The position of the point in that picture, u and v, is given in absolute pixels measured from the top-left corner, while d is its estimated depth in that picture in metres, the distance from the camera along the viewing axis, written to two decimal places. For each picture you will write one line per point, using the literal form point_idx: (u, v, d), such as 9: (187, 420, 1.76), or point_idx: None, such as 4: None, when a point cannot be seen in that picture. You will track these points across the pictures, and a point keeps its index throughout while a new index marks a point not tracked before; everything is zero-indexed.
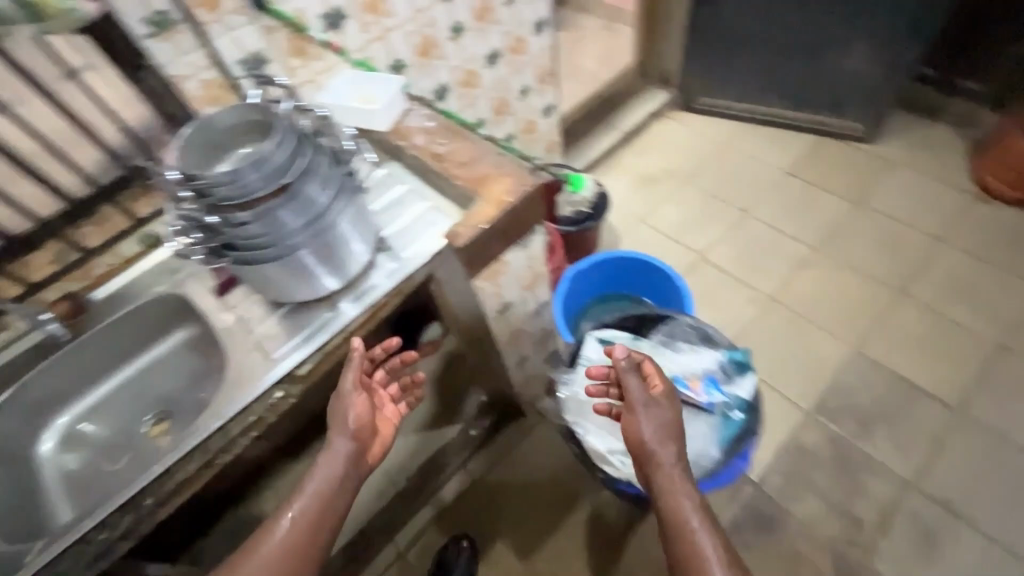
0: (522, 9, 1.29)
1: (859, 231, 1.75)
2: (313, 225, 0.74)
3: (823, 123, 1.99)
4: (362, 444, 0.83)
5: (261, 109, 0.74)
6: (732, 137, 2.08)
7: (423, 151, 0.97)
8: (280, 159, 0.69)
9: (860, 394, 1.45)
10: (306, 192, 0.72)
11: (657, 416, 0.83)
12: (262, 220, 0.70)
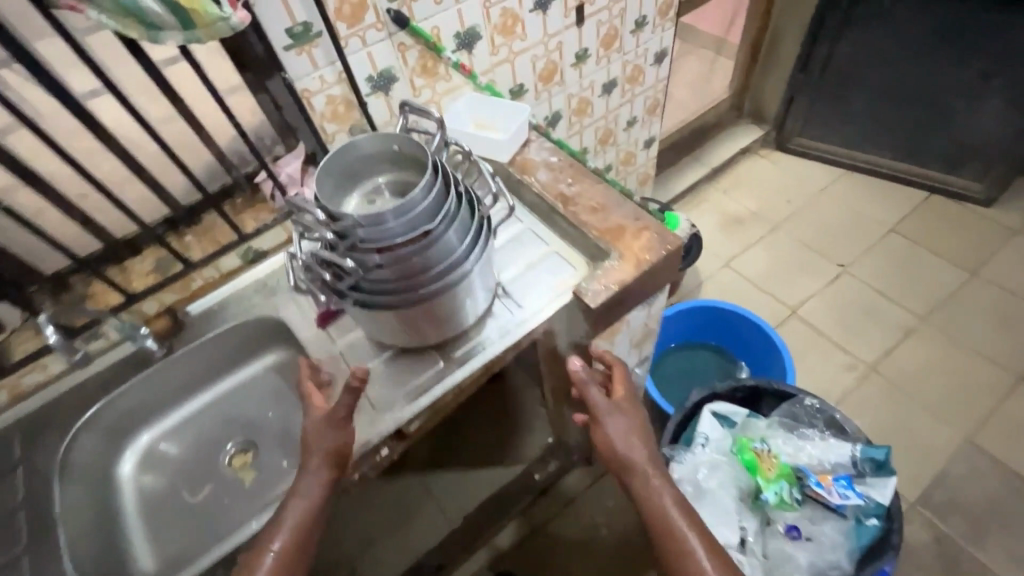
0: (647, 37, 1.21)
1: (974, 303, 1.59)
2: (446, 275, 0.67)
3: (936, 180, 1.84)
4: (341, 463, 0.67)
5: (405, 141, 0.68)
6: (829, 184, 1.94)
7: (548, 190, 0.89)
8: (429, 203, 0.62)
9: (972, 491, 1.30)
10: (447, 240, 0.65)
11: (625, 418, 0.74)
12: (395, 267, 0.63)
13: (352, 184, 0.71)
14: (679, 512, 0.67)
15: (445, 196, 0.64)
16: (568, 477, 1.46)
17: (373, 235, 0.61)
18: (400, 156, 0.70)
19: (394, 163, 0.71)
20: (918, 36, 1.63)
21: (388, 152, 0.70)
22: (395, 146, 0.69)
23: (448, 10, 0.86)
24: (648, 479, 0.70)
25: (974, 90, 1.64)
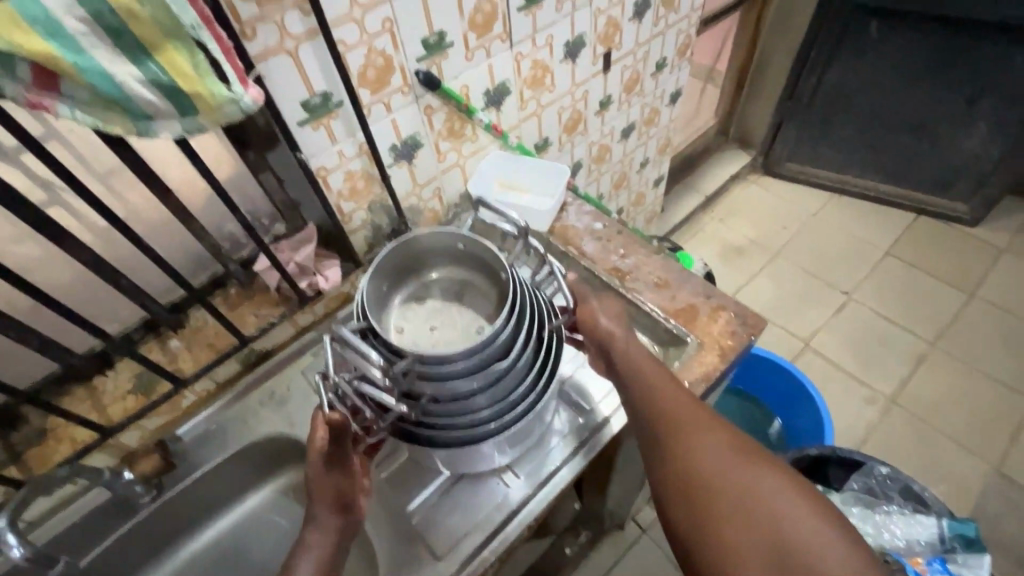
0: (664, 79, 1.14)
1: (978, 326, 1.60)
2: (510, 413, 0.56)
3: (922, 201, 1.87)
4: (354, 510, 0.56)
5: (475, 242, 0.58)
6: (821, 208, 1.94)
7: (600, 263, 0.79)
8: (504, 334, 0.52)
9: (1012, 524, 1.29)
10: (517, 374, 0.55)
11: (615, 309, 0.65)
12: (456, 407, 0.53)
13: (402, 277, 0.62)
14: (657, 369, 0.58)
15: (522, 321, 0.55)
16: (601, 547, 1.35)
17: (436, 373, 0.50)
18: (463, 254, 0.60)
19: (454, 260, 0.62)
20: (912, 61, 1.59)
21: (451, 247, 0.61)
22: (460, 244, 0.59)
23: (479, 67, 0.74)
24: (631, 347, 0.60)
25: (964, 114, 1.64)
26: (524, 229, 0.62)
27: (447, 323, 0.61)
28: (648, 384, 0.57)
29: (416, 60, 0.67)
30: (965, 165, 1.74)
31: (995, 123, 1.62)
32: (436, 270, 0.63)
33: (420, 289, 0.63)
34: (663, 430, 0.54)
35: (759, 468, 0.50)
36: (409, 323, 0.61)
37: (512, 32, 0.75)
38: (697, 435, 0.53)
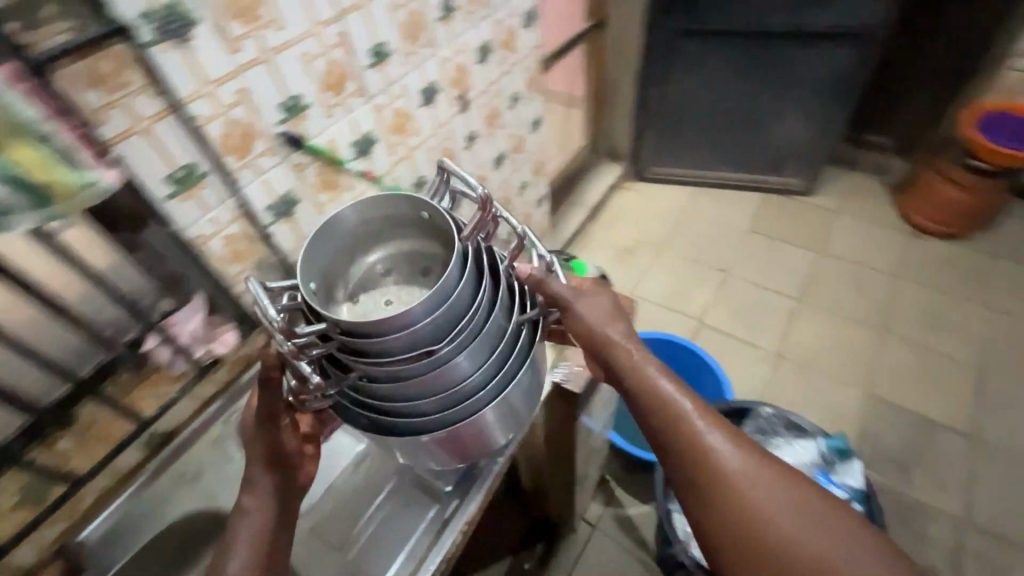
0: (521, 110, 1.27)
1: (830, 277, 1.87)
2: (455, 399, 0.58)
3: (767, 182, 2.16)
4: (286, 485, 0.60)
5: (434, 212, 0.58)
6: (689, 202, 2.19)
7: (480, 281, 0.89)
8: (439, 312, 0.51)
9: (889, 437, 1.50)
10: (458, 359, 0.55)
11: (606, 300, 0.62)
12: (431, 375, 0.54)
13: (368, 249, 0.64)
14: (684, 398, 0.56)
15: (471, 299, 0.54)
16: (561, 554, 1.36)
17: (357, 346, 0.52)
18: (430, 222, 0.61)
19: (423, 230, 0.63)
20: (727, 69, 1.88)
21: (415, 218, 0.62)
22: (424, 212, 0.60)
23: (340, 122, 0.81)
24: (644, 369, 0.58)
25: (777, 105, 1.94)
26: (485, 198, 0.55)
27: (403, 297, 0.61)
28: (689, 428, 0.54)
29: (276, 124, 0.72)
30: (789, 148, 2.05)
31: (802, 110, 1.93)
32: (405, 244, 0.64)
33: (387, 261, 0.64)
34: (710, 480, 0.52)
35: (819, 520, 0.50)
36: (367, 292, 0.62)
37: (367, 87, 0.82)
38: (746, 484, 0.52)
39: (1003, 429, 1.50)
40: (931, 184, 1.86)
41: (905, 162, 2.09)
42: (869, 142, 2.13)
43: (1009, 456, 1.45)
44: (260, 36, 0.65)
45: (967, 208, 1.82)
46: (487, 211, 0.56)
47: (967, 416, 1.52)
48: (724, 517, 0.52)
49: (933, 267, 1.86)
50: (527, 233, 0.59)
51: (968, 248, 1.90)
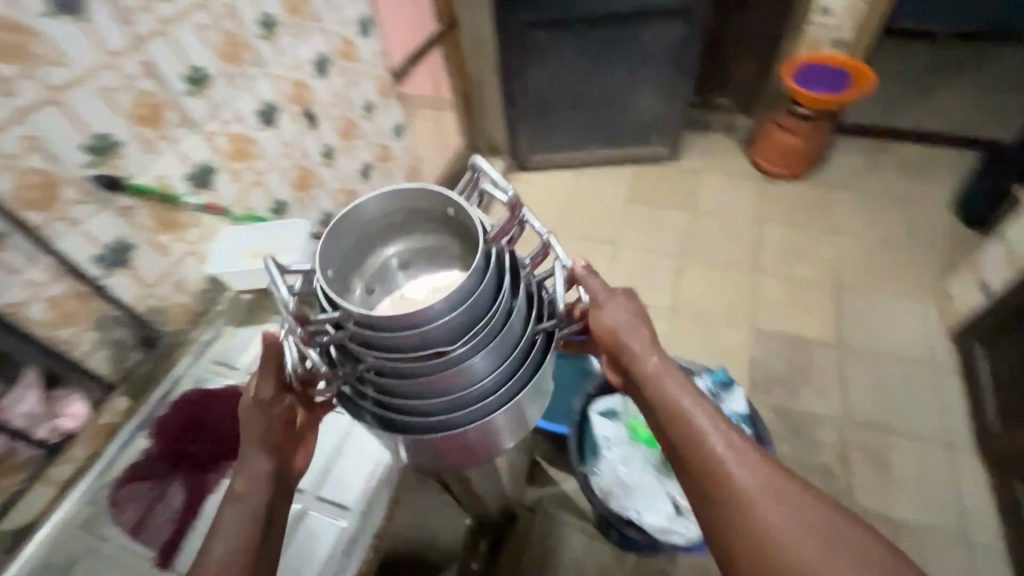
0: (380, 119, 1.27)
1: (704, 231, 2.05)
2: (469, 400, 0.57)
3: (637, 153, 2.30)
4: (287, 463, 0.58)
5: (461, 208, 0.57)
6: (571, 184, 2.29)
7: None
8: (457, 312, 0.51)
9: (773, 362, 1.67)
10: (475, 361, 0.54)
11: (633, 305, 0.61)
12: (446, 376, 0.53)
13: (388, 239, 0.63)
14: (711, 426, 0.55)
15: (492, 299, 0.54)
16: (509, 544, 1.38)
17: (369, 340, 0.51)
18: (457, 220, 0.60)
19: (450, 228, 0.62)
20: (578, 55, 1.99)
21: (442, 214, 0.60)
22: (451, 208, 0.59)
23: (166, 155, 0.76)
24: (670, 383, 0.57)
25: (630, 81, 2.07)
26: (516, 203, 0.54)
27: (421, 291, 0.61)
28: (713, 455, 0.54)
29: (83, 167, 0.66)
30: (649, 119, 2.20)
31: (652, 83, 2.08)
32: (426, 241, 0.63)
33: (406, 254, 0.63)
34: (733, 507, 0.53)
35: (841, 549, 0.51)
36: (383, 286, 0.62)
37: (191, 116, 0.78)
38: (770, 512, 0.52)
39: (863, 333, 1.71)
40: (770, 133, 2.10)
41: (749, 118, 2.33)
42: (718, 105, 2.36)
43: (872, 355, 1.66)
44: (38, 75, 0.59)
45: (801, 150, 2.07)
46: (516, 215, 0.55)
47: (834, 328, 1.72)
48: (746, 544, 0.52)
49: (786, 206, 2.09)
50: (552, 241, 0.56)
51: (811, 184, 2.15)
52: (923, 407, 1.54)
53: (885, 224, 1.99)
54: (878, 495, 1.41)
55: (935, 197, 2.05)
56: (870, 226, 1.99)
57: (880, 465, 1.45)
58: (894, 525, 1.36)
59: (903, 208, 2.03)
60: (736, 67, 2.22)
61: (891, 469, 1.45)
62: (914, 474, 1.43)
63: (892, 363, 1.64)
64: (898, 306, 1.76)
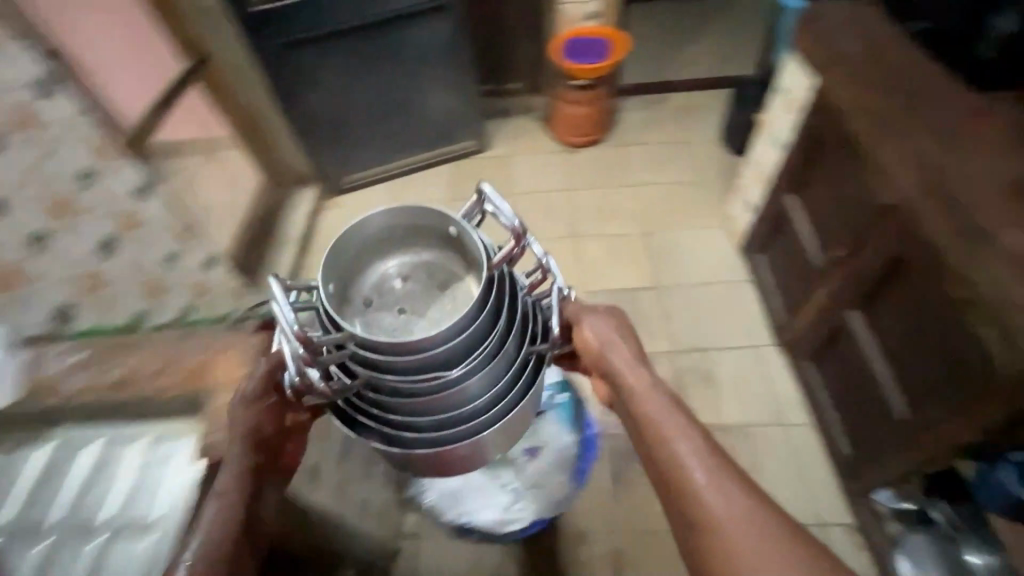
0: (108, 185, 1.14)
1: (523, 214, 2.16)
2: (462, 417, 0.68)
3: (448, 152, 2.32)
4: (267, 452, 0.70)
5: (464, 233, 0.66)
6: (391, 196, 2.27)
7: (105, 409, 0.76)
8: (455, 342, 0.61)
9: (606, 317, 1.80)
10: (467, 381, 0.64)
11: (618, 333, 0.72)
12: (437, 389, 0.64)
13: (394, 250, 0.71)
14: (701, 468, 0.62)
15: (488, 326, 0.64)
16: None
17: (374, 359, 0.60)
18: (459, 240, 0.69)
19: (451, 247, 0.70)
20: (350, 69, 1.94)
21: (445, 232, 0.69)
22: (453, 228, 0.68)
23: None
24: (648, 401, 0.68)
25: (416, 82, 2.06)
26: (521, 233, 0.61)
27: (417, 305, 0.68)
28: (694, 496, 0.61)
29: None
30: (448, 115, 2.21)
31: (438, 81, 2.08)
32: (428, 258, 0.71)
33: (404, 267, 0.71)
34: (711, 545, 0.59)
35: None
36: (382, 298, 0.69)
37: None
38: (747, 556, 0.58)
39: (674, 269, 1.90)
40: (560, 110, 2.24)
41: (541, 97, 2.45)
42: (509, 89, 2.44)
43: (685, 286, 1.85)
44: None
45: (590, 116, 2.23)
46: (520, 245, 0.62)
47: (649, 271, 1.90)
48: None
49: (591, 171, 2.25)
50: (549, 264, 0.67)
51: (608, 146, 2.33)
52: (732, 318, 1.76)
53: (675, 168, 2.22)
54: (711, 407, 1.58)
55: (708, 134, 2.32)
56: (663, 173, 2.20)
57: (708, 380, 1.63)
58: (727, 428, 1.55)
59: (686, 151, 2.27)
60: (515, 52, 2.32)
61: (717, 381, 1.63)
62: (736, 379, 1.63)
63: (702, 288, 1.84)
64: (696, 238, 1.98)
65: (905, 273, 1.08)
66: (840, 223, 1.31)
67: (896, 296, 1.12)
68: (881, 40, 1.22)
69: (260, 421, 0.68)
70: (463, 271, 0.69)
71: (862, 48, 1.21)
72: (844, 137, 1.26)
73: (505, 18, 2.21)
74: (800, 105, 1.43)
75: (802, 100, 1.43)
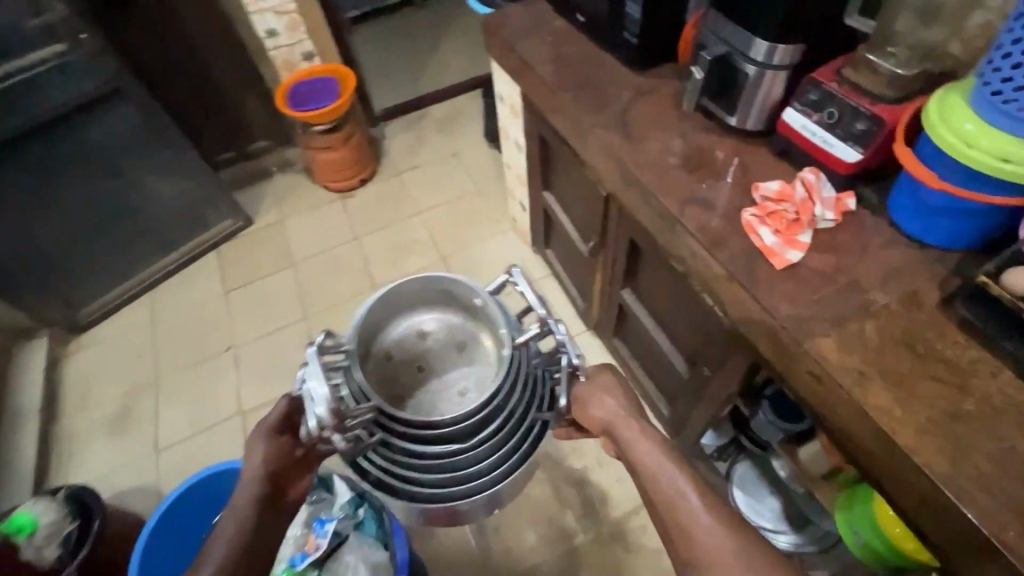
0: None
1: (311, 280, 1.98)
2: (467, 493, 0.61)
3: (206, 240, 2.03)
4: (278, 489, 0.65)
5: (489, 304, 0.65)
6: (152, 312, 1.92)
7: None
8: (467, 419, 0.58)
9: None
10: (477, 452, 0.59)
11: (611, 396, 0.70)
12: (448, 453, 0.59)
13: (424, 311, 0.69)
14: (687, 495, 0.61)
15: (509, 395, 0.60)
16: None
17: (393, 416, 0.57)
18: (483, 311, 0.67)
19: (476, 318, 0.69)
20: (25, 188, 1.61)
21: (472, 303, 0.68)
22: (478, 300, 0.66)
23: None
24: (640, 447, 0.66)
25: (121, 181, 1.76)
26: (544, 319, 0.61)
27: (434, 364, 0.68)
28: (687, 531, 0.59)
29: None
30: (184, 203, 1.93)
31: (151, 170, 1.80)
32: (454, 321, 0.70)
33: (429, 326, 0.69)
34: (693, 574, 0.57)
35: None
36: (402, 354, 0.67)
37: None
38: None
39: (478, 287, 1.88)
40: (316, 159, 2.07)
41: (294, 147, 2.25)
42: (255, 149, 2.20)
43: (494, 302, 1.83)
44: None
45: (348, 159, 2.09)
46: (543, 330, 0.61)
47: None
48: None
49: (371, 211, 2.14)
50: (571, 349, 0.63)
51: (382, 180, 2.23)
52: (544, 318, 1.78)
53: (453, 184, 2.18)
54: None
55: (475, 139, 2.31)
56: (442, 192, 2.16)
57: None
58: None
59: (459, 164, 2.24)
60: (243, 111, 2.09)
61: None
62: None
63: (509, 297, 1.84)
64: (491, 249, 1.98)
65: (643, 254, 1.13)
66: (585, 214, 1.35)
67: (646, 274, 1.17)
68: (555, 40, 1.25)
69: (281, 457, 0.66)
70: (487, 340, 0.67)
71: (539, 51, 1.23)
72: (558, 137, 1.29)
73: (212, 80, 1.96)
74: (518, 110, 1.45)
75: (518, 104, 1.44)
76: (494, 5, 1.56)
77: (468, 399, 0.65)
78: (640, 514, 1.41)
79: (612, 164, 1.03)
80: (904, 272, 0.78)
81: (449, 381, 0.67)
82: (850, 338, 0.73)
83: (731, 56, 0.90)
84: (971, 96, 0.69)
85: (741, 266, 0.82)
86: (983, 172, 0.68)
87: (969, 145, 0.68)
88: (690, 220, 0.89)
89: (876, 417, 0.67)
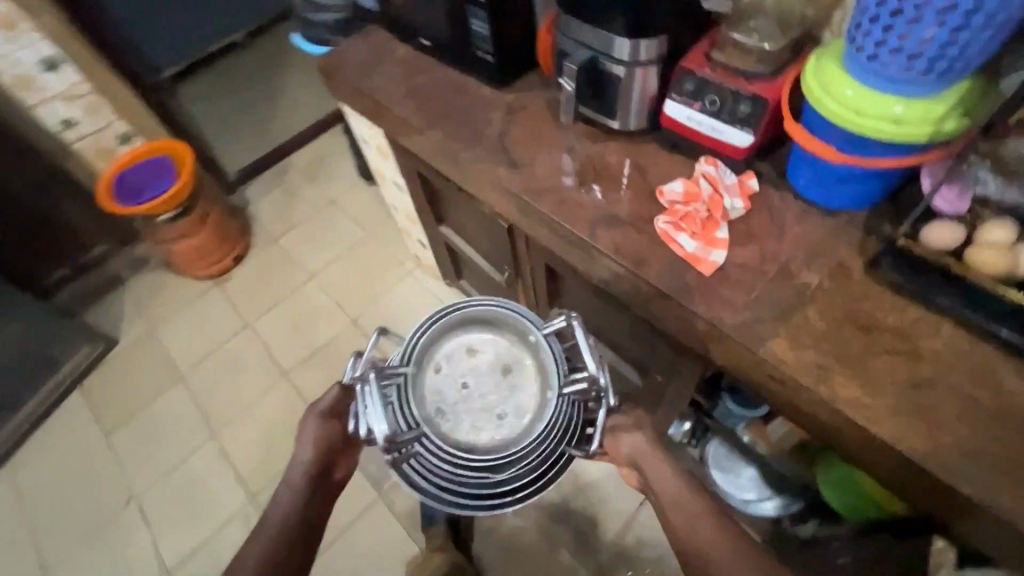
0: None
1: (208, 388, 1.73)
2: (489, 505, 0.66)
3: (63, 381, 1.71)
4: (326, 462, 0.72)
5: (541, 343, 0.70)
6: (20, 486, 1.60)
7: None
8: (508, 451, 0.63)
9: None
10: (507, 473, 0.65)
11: (640, 432, 0.73)
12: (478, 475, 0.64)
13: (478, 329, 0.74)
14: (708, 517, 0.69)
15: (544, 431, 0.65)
16: None
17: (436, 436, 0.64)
18: (534, 346, 0.72)
19: (526, 348, 0.73)
20: None
21: (525, 336, 0.73)
22: (532, 337, 0.71)
23: None
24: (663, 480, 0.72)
25: None
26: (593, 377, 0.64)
27: (478, 383, 0.73)
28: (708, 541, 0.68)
29: None
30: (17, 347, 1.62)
31: None
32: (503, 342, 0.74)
33: (479, 343, 0.74)
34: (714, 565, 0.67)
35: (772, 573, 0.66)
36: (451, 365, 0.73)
37: None
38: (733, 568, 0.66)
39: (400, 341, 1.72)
40: (173, 251, 1.79)
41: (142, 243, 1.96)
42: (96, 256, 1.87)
43: None
44: None
45: (211, 242, 1.83)
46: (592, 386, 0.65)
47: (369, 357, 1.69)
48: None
49: (257, 290, 1.90)
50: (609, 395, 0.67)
51: (258, 253, 1.99)
52: None
53: (341, 235, 1.98)
54: None
55: (350, 180, 2.12)
56: (331, 248, 1.96)
57: None
58: None
59: (341, 213, 2.04)
60: (63, 219, 1.76)
61: None
62: None
63: None
64: (402, 296, 1.83)
65: (564, 278, 1.06)
66: (491, 245, 1.25)
67: (572, 296, 1.10)
68: (402, 73, 1.12)
69: (330, 439, 0.72)
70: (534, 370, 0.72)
71: (392, 88, 1.11)
72: (437, 175, 1.17)
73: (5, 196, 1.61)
74: (387, 152, 1.31)
75: (384, 145, 1.30)
76: (330, 42, 1.38)
77: (506, 422, 0.70)
78: (632, 528, 1.35)
79: (505, 197, 0.93)
80: (826, 245, 0.76)
81: (490, 402, 0.72)
82: (799, 332, 0.69)
83: (596, 58, 0.83)
84: (846, 60, 0.66)
85: (670, 282, 0.76)
86: (878, 136, 0.65)
87: (858, 113, 0.65)
88: (604, 243, 0.81)
89: (850, 413, 0.64)
